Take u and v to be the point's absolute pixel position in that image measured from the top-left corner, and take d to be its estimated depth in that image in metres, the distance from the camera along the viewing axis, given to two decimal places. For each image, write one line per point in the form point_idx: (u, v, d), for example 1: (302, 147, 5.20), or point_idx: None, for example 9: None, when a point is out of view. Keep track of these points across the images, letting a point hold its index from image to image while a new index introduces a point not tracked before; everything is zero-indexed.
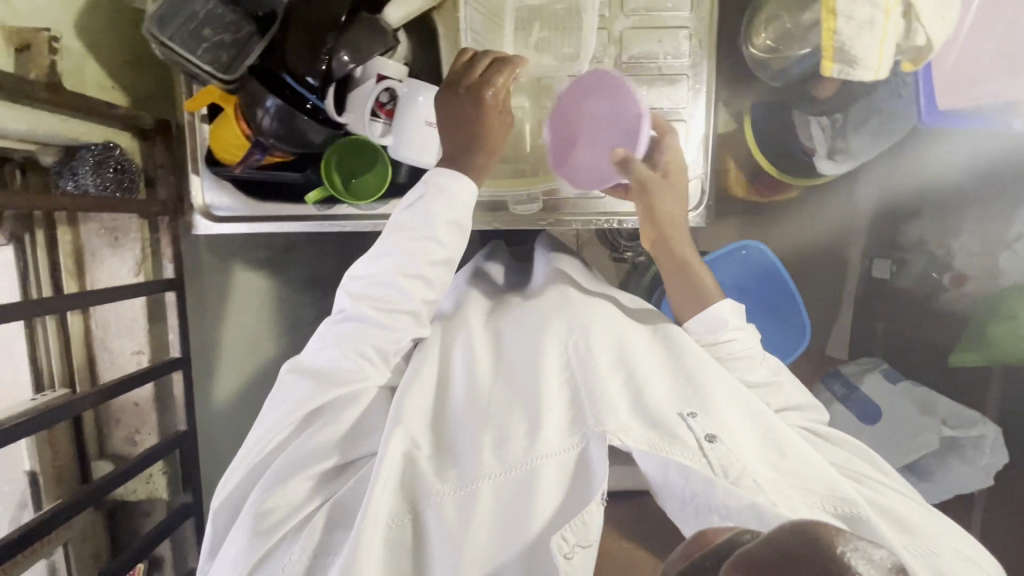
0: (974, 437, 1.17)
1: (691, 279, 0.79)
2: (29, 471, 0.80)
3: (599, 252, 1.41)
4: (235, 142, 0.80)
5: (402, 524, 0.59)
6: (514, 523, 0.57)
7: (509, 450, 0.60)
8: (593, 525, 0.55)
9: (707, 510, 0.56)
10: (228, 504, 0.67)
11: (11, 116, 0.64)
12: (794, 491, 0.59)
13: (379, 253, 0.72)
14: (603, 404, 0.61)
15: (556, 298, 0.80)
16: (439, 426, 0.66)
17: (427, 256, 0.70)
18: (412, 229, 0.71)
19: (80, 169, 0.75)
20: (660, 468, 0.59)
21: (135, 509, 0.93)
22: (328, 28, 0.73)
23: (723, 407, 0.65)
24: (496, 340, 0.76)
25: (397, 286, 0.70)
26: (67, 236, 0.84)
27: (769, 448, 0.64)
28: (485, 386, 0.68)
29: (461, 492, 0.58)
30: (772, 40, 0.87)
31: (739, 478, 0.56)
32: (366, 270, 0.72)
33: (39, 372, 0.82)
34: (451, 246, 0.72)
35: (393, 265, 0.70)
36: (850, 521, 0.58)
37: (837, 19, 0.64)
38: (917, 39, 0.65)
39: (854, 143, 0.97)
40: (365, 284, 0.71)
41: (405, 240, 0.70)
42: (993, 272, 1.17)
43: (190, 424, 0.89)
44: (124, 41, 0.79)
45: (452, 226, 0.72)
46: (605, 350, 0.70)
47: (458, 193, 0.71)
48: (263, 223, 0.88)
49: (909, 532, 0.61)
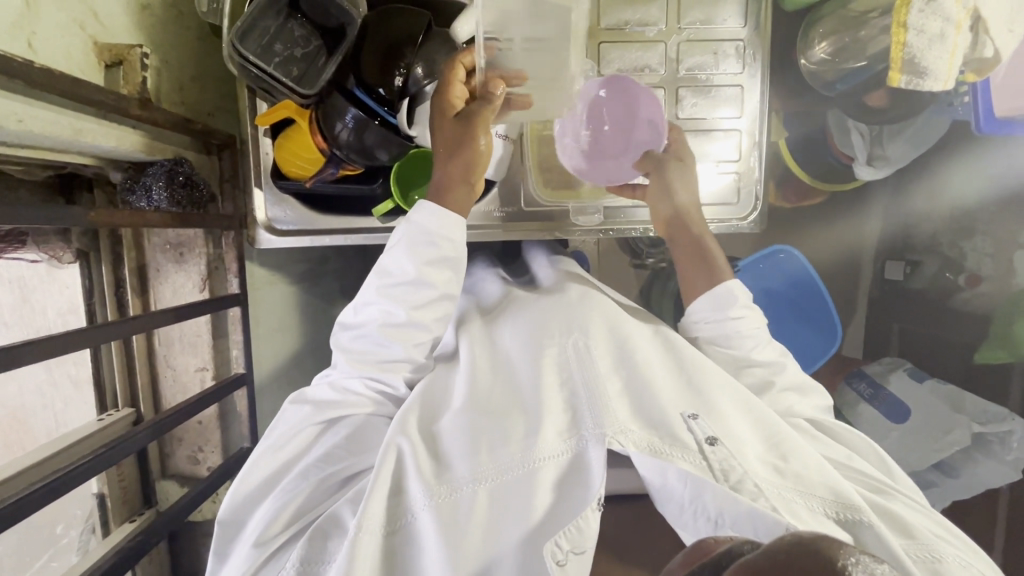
0: (1001, 433, 1.16)
1: (701, 263, 0.82)
2: (99, 493, 0.83)
3: (620, 259, 1.44)
4: (310, 154, 0.79)
5: (394, 529, 0.57)
6: (507, 529, 0.55)
7: (505, 452, 0.59)
8: (589, 532, 0.54)
9: (706, 518, 0.56)
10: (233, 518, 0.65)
11: (102, 132, 0.63)
12: (793, 496, 0.58)
13: (364, 302, 0.73)
14: (604, 408, 0.61)
15: (559, 298, 0.80)
16: (437, 424, 0.66)
17: (413, 301, 0.71)
18: (393, 273, 0.71)
19: (153, 187, 0.74)
20: (658, 473, 0.58)
21: (197, 532, 0.92)
22: (405, 44, 0.74)
23: (724, 411, 0.65)
24: (496, 349, 0.76)
25: (383, 340, 0.71)
26: (133, 253, 0.84)
27: (772, 452, 0.63)
28: (484, 392, 0.68)
29: (457, 495, 0.57)
30: (828, 51, 0.90)
31: (739, 483, 0.55)
32: (357, 320, 0.74)
33: (104, 390, 0.84)
34: (438, 283, 0.72)
35: (379, 314, 0.72)
36: (851, 526, 0.57)
37: (907, 32, 0.67)
38: (985, 51, 0.69)
39: (893, 151, 1.00)
40: (354, 334, 0.73)
41: (388, 288, 0.71)
42: (1008, 272, 1.20)
43: (253, 440, 0.90)
44: (188, 56, 0.79)
45: (436, 262, 0.71)
46: (606, 353, 0.70)
47: (435, 227, 0.71)
48: (326, 237, 0.88)
49: (913, 538, 0.60)
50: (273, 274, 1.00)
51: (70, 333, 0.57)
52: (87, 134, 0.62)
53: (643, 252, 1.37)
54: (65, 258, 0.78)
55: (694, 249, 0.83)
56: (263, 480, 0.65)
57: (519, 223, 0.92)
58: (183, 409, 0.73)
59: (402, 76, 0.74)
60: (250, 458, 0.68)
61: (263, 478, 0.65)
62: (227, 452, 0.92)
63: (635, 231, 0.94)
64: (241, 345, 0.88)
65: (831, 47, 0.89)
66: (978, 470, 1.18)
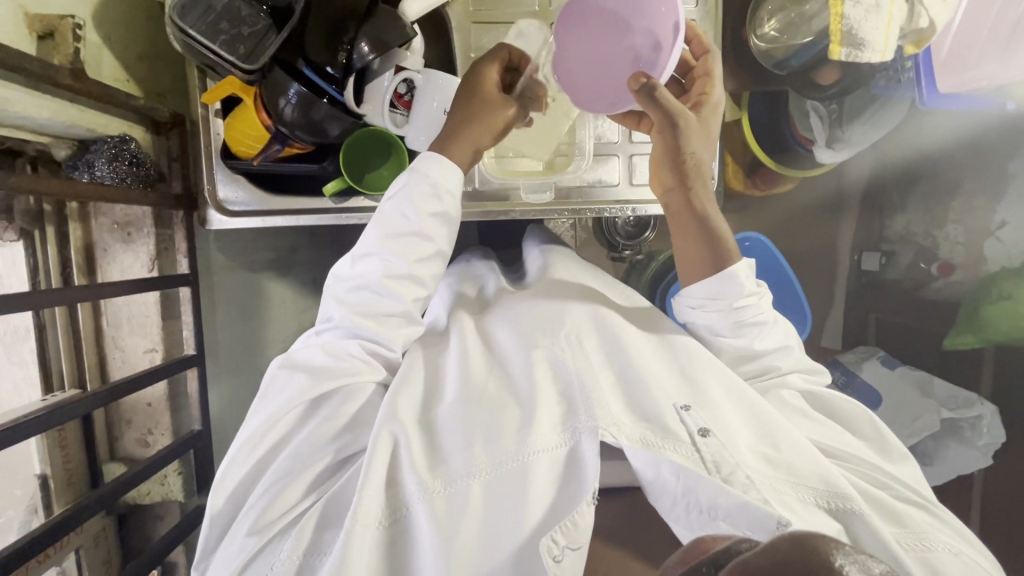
0: (971, 418, 1.14)
1: (708, 236, 0.70)
2: (41, 475, 0.83)
3: (597, 251, 1.40)
4: (257, 133, 0.80)
5: (395, 520, 0.58)
6: (503, 525, 0.56)
7: (500, 444, 0.59)
8: (584, 527, 0.55)
9: (699, 511, 0.56)
10: (226, 503, 0.64)
11: (34, 104, 0.65)
12: (784, 487, 0.58)
13: (364, 253, 0.72)
14: (596, 401, 0.61)
15: (550, 289, 0.79)
16: (431, 418, 0.65)
17: (415, 254, 0.71)
18: (398, 224, 0.71)
19: (96, 162, 0.74)
20: (650, 466, 0.58)
21: (147, 513, 0.96)
22: (349, 18, 0.73)
23: (720, 402, 0.65)
24: (487, 339, 0.75)
25: (384, 290, 0.70)
26: (79, 231, 0.84)
27: (764, 439, 0.63)
28: (478, 383, 0.67)
29: (453, 488, 0.58)
30: (776, 29, 0.93)
31: (731, 475, 0.56)
32: (351, 271, 0.72)
33: (49, 370, 0.84)
34: (438, 239, 0.73)
35: (380, 266, 0.70)
36: (839, 513, 0.59)
37: (845, 4, 0.73)
38: (920, 20, 0.77)
39: (850, 134, 1.01)
40: (349, 287, 0.71)
41: (392, 239, 0.71)
42: (979, 259, 1.21)
43: (205, 424, 0.90)
44: (135, 34, 0.79)
45: (438, 216, 0.72)
46: (595, 346, 0.70)
47: (443, 183, 0.72)
48: (277, 218, 0.87)
49: (905, 527, 0.61)
50: (233, 259, 0.99)
51: (12, 295, 0.57)
52: (16, 104, 0.63)
53: (620, 244, 1.33)
54: (7, 237, 0.78)
55: (697, 216, 0.71)
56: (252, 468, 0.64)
57: (473, 201, 0.91)
58: (126, 384, 0.73)
59: (348, 51, 0.73)
60: (235, 441, 0.65)
61: (251, 467, 0.63)
62: (176, 434, 0.93)
63: (591, 210, 0.94)
64: (191, 327, 0.87)
65: (779, 25, 0.93)
66: (948, 458, 1.16)
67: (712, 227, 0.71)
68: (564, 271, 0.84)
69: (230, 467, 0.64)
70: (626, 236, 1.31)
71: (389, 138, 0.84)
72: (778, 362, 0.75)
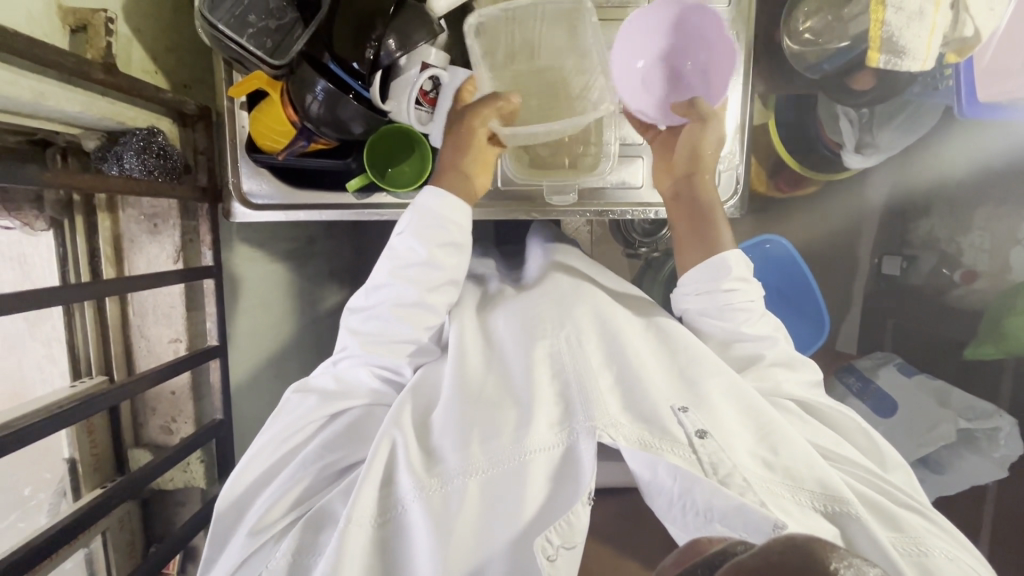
0: (987, 430, 1.12)
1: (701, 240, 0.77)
2: (72, 454, 0.87)
3: (613, 248, 1.38)
4: (281, 128, 0.80)
5: (385, 521, 0.59)
6: (500, 522, 0.57)
7: (497, 444, 0.60)
8: (579, 527, 0.55)
9: (695, 512, 0.56)
10: (234, 506, 0.67)
11: (66, 98, 0.65)
12: (781, 490, 0.58)
13: (377, 284, 0.75)
14: (594, 401, 0.61)
15: (552, 286, 0.78)
16: (431, 417, 0.66)
17: (427, 283, 0.73)
18: (404, 255, 0.74)
19: (126, 154, 0.74)
20: (648, 466, 0.58)
21: (171, 497, 0.98)
22: (375, 15, 0.72)
23: (719, 404, 0.64)
24: (488, 335, 0.75)
25: (395, 319, 0.73)
26: (106, 222, 0.85)
27: (763, 443, 0.62)
28: (476, 381, 0.67)
29: (448, 487, 0.58)
30: (811, 31, 0.91)
31: (728, 476, 0.55)
32: (366, 302, 0.76)
33: (77, 357, 0.87)
34: (448, 267, 0.74)
35: (389, 298, 0.73)
36: (835, 517, 0.59)
37: (886, 10, 0.72)
38: (965, 30, 0.74)
39: (882, 139, 0.99)
40: (364, 318, 0.75)
41: (399, 270, 0.73)
42: (1004, 268, 1.19)
43: (225, 413, 0.92)
44: (163, 27, 0.79)
45: (449, 247, 0.74)
46: (595, 343, 0.69)
47: (448, 214, 0.73)
48: (300, 212, 0.89)
49: (901, 530, 0.61)
50: (255, 251, 1.00)
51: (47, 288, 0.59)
52: (49, 97, 0.63)
53: (636, 241, 1.32)
54: (38, 227, 0.80)
55: (697, 227, 0.78)
56: (264, 472, 0.68)
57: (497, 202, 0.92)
58: (154, 374, 0.75)
59: (374, 48, 0.73)
60: (249, 450, 0.70)
61: (265, 468, 0.68)
62: (198, 423, 0.95)
63: (615, 212, 0.94)
64: (214, 318, 0.88)
65: (814, 28, 0.91)
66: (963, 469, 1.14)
67: (705, 230, 0.77)
68: (571, 270, 0.84)
69: (248, 467, 0.68)
70: (642, 233, 1.31)
71: (413, 135, 0.84)
72: (789, 377, 0.75)
